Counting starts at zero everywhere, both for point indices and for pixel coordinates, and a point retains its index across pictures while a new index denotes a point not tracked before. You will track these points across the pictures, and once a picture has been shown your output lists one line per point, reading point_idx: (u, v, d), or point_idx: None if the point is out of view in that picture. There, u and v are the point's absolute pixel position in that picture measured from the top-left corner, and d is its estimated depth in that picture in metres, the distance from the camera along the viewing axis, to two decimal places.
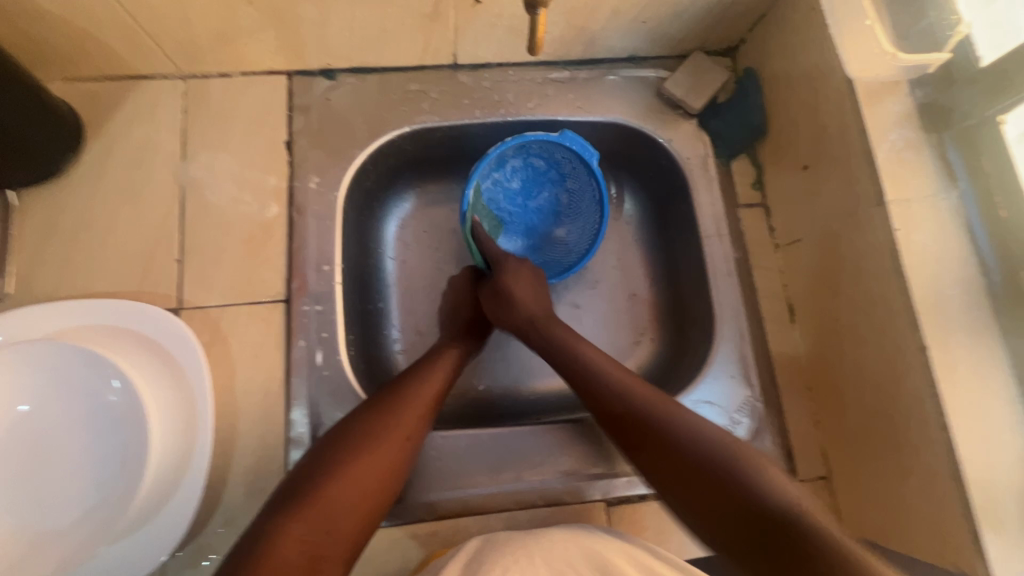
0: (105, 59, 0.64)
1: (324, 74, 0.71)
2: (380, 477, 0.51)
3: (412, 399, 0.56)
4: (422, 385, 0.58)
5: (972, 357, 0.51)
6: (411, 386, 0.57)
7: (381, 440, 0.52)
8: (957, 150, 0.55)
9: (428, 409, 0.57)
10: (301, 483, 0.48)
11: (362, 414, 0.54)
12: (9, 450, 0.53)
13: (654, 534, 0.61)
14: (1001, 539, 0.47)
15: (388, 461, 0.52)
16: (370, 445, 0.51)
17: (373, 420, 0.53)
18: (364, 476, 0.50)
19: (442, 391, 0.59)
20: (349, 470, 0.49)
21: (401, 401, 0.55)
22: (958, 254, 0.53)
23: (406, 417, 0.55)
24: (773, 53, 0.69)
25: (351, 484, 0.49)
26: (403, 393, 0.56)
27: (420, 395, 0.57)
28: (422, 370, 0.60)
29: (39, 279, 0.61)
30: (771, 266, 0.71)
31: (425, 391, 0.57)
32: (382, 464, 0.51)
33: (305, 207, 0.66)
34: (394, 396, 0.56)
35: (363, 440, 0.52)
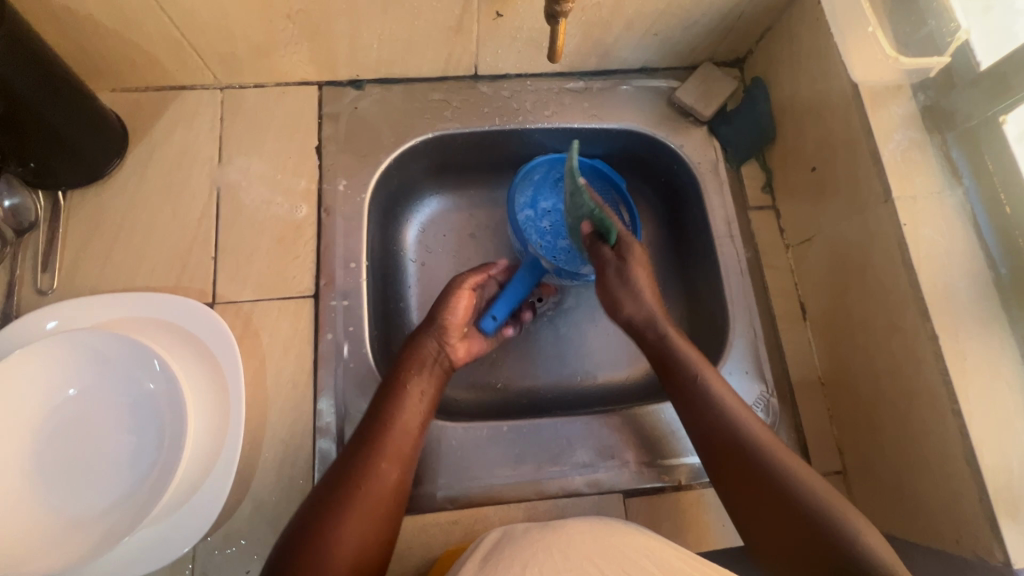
0: (151, 70, 0.69)
1: (353, 84, 0.75)
2: (368, 532, 0.50)
3: (385, 445, 0.54)
4: (394, 424, 0.56)
5: (983, 347, 0.52)
6: (381, 428, 0.55)
7: (360, 496, 0.51)
8: (960, 149, 0.57)
9: (403, 448, 0.55)
10: (288, 559, 0.48)
11: (336, 472, 0.53)
12: (54, 432, 0.55)
13: (671, 526, 0.62)
14: (1018, 525, 0.48)
15: (374, 513, 0.51)
16: (350, 504, 0.50)
17: (348, 477, 0.52)
18: (352, 538, 0.49)
19: (417, 421, 0.58)
20: (335, 536, 0.49)
21: (372, 450, 0.54)
22: (965, 248, 0.55)
23: (383, 464, 0.53)
24: (780, 63, 0.72)
25: (339, 548, 0.48)
26: (371, 440, 0.54)
27: (392, 436, 0.55)
28: (390, 405, 0.57)
29: (82, 274, 0.65)
30: (782, 265, 0.72)
31: (395, 429, 0.56)
32: (367, 520, 0.51)
33: (334, 208, 0.70)
34: (366, 446, 0.54)
35: (342, 500, 0.51)
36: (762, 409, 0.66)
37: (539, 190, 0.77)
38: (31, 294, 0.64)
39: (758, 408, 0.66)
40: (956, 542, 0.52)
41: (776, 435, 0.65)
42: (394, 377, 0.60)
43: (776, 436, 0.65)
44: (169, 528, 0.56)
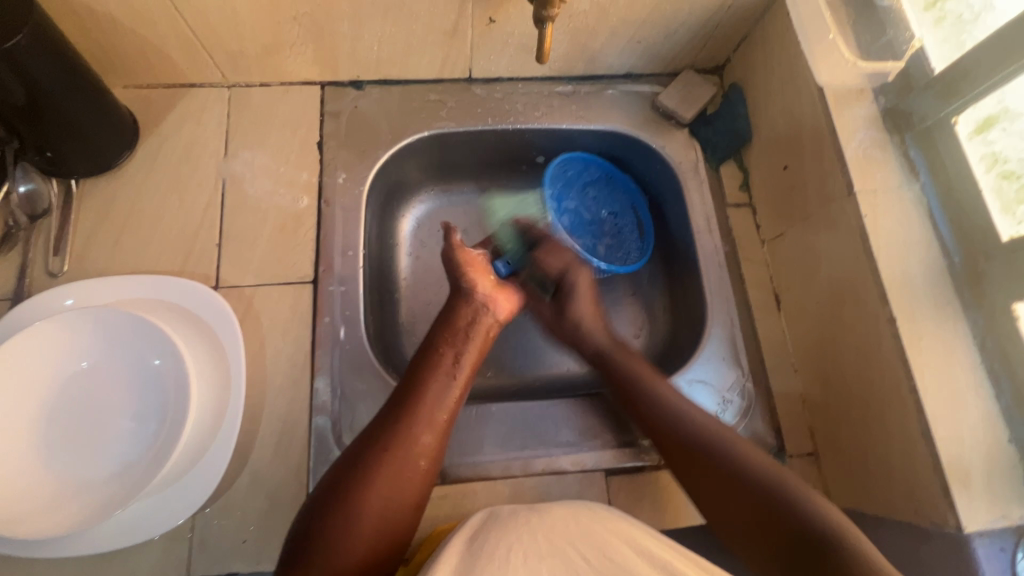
0: (162, 67, 0.73)
1: (353, 85, 0.79)
2: (397, 493, 0.53)
3: (421, 413, 0.57)
4: (431, 395, 0.58)
5: (938, 329, 0.56)
6: (419, 397, 0.58)
7: (394, 458, 0.54)
8: (917, 148, 0.62)
9: (440, 419, 0.58)
10: (324, 502, 0.52)
11: (374, 430, 0.56)
12: (67, 401, 0.58)
13: (651, 503, 0.65)
14: (968, 493, 0.51)
15: (405, 477, 0.54)
16: (384, 467, 0.53)
17: (385, 439, 0.55)
18: (381, 495, 0.52)
19: (454, 397, 0.60)
20: (367, 490, 0.52)
21: (409, 416, 0.56)
22: (922, 238, 0.59)
23: (418, 432, 0.56)
24: (756, 69, 0.77)
25: (369, 502, 0.52)
26: (408, 407, 0.57)
27: (429, 406, 0.58)
28: (428, 375, 0.60)
29: (92, 257, 0.68)
30: (758, 259, 0.76)
31: (434, 401, 0.58)
32: (398, 482, 0.53)
33: (333, 199, 0.73)
34: (404, 412, 0.57)
35: (377, 458, 0.54)
36: (738, 393, 0.69)
37: (567, 188, 0.85)
38: (42, 276, 0.67)
39: (735, 393, 0.69)
40: (915, 512, 0.55)
41: (751, 417, 0.69)
42: (435, 348, 0.63)
43: (751, 419, 0.69)
44: (172, 496, 0.58)
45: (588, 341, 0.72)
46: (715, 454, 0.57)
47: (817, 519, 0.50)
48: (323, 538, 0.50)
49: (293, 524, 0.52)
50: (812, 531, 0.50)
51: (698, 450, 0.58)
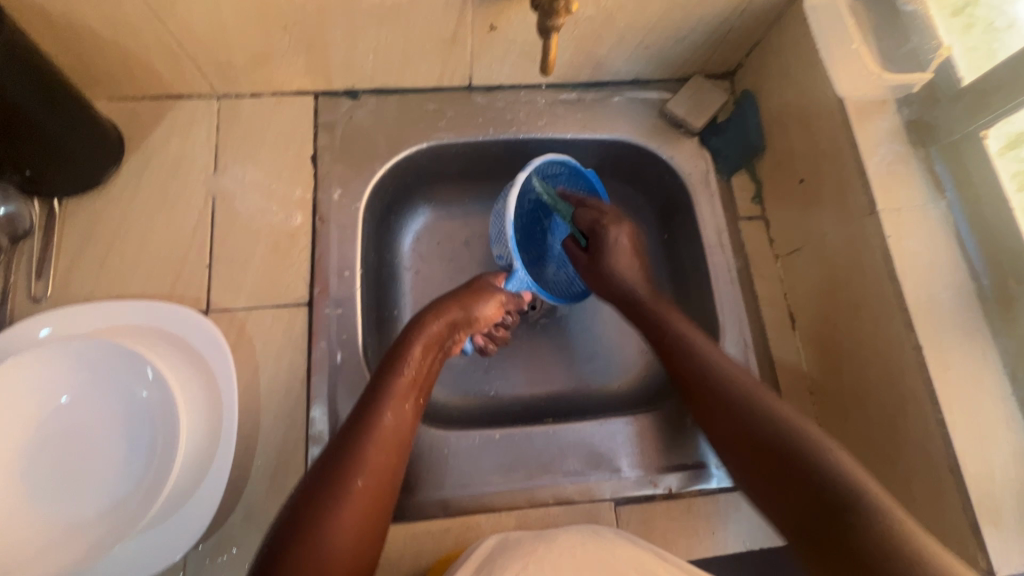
0: (148, 79, 0.69)
1: (348, 95, 0.76)
2: (355, 534, 0.48)
3: (371, 441, 0.51)
4: (379, 420, 0.53)
5: (967, 357, 0.53)
6: (366, 426, 0.52)
7: (349, 497, 0.48)
8: (943, 163, 0.58)
9: (392, 442, 0.53)
10: (269, 568, 0.45)
11: (319, 472, 0.50)
12: (48, 440, 0.55)
13: (662, 535, 0.62)
14: (1000, 533, 0.49)
15: (362, 516, 0.48)
16: (344, 497, 0.48)
17: (333, 478, 0.49)
18: (345, 527, 0.47)
19: (405, 417, 0.55)
20: (328, 525, 0.46)
21: (358, 447, 0.51)
22: (950, 260, 0.56)
23: (370, 462, 0.51)
24: (770, 75, 0.73)
25: (329, 547, 0.46)
26: (355, 437, 0.52)
27: (378, 433, 0.52)
28: (378, 399, 0.54)
29: (77, 281, 0.65)
30: (771, 275, 0.74)
31: (385, 423, 0.53)
32: (355, 523, 0.48)
33: (328, 216, 0.70)
34: (348, 446, 0.51)
35: (328, 503, 0.47)
36: None
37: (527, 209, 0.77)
38: (25, 302, 0.64)
39: None
40: None
41: None
42: (386, 368, 0.58)
43: None
44: (160, 537, 0.55)
45: (620, 288, 0.68)
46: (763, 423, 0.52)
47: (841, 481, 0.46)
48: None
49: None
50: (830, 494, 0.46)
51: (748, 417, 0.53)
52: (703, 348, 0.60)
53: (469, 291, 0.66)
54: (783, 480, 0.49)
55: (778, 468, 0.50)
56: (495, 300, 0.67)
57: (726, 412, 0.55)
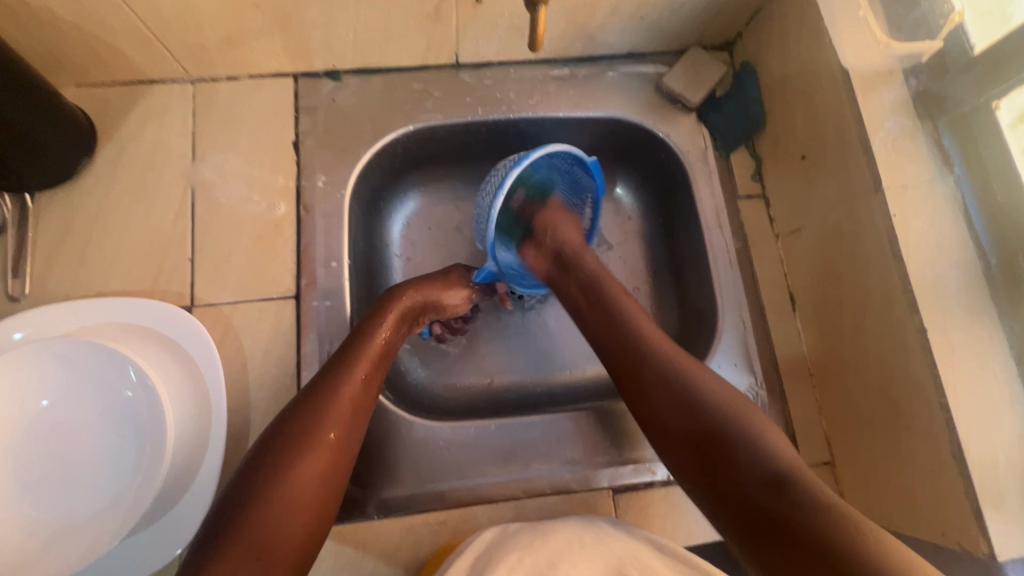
0: (117, 63, 0.66)
1: (329, 75, 0.72)
2: (318, 484, 0.47)
3: (340, 393, 0.52)
4: (349, 376, 0.54)
5: (972, 340, 0.52)
6: (339, 377, 0.53)
7: (315, 446, 0.48)
8: (952, 136, 0.56)
9: (361, 396, 0.53)
10: (226, 508, 0.44)
11: (288, 420, 0.50)
12: (31, 444, 0.54)
13: (661, 521, 0.62)
14: (1003, 517, 0.48)
15: (327, 466, 0.48)
16: (307, 447, 0.48)
17: (303, 426, 0.49)
18: (305, 476, 0.47)
19: (374, 375, 0.56)
20: (290, 473, 0.46)
21: (329, 398, 0.51)
22: (956, 239, 0.54)
23: (340, 413, 0.51)
24: (770, 46, 0.70)
25: (288, 494, 0.45)
26: (324, 388, 0.52)
27: (348, 388, 0.53)
28: (351, 354, 0.56)
29: (55, 279, 0.63)
30: (771, 255, 0.72)
31: (356, 378, 0.54)
32: (320, 474, 0.48)
33: (313, 205, 0.68)
34: (321, 397, 0.51)
35: (296, 450, 0.47)
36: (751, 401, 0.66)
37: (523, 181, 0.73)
38: (4, 301, 0.62)
39: None
40: (943, 534, 0.52)
41: None
42: (360, 329, 0.59)
43: None
44: (155, 536, 0.55)
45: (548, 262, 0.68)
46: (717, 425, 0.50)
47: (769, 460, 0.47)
48: (231, 552, 0.42)
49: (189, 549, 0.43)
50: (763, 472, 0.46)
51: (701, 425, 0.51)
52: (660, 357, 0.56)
53: (449, 278, 0.68)
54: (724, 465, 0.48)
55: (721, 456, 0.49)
56: (467, 291, 0.69)
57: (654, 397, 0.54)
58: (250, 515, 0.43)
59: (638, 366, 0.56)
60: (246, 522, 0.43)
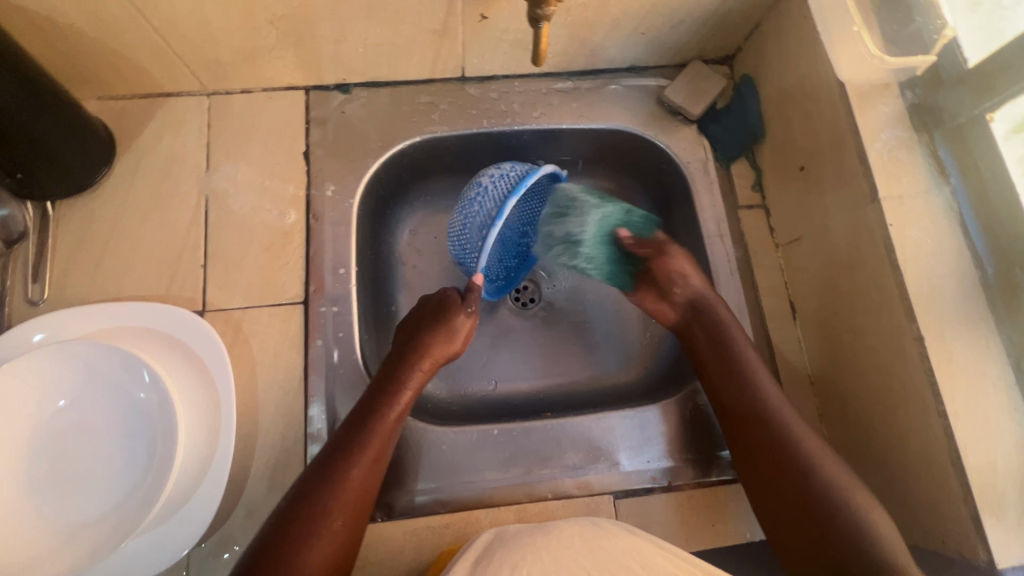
0: (136, 77, 0.68)
1: (339, 88, 0.75)
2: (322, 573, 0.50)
3: (344, 485, 0.53)
4: (362, 455, 0.55)
5: (969, 348, 0.52)
6: (351, 457, 0.55)
7: (319, 538, 0.50)
8: (947, 147, 0.57)
9: (366, 484, 0.55)
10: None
11: (293, 512, 0.51)
12: (47, 444, 0.56)
13: (662, 527, 0.62)
14: (1002, 524, 0.48)
15: (331, 555, 0.51)
16: (317, 528, 0.51)
17: (314, 508, 0.51)
18: (315, 559, 0.50)
19: (386, 452, 0.57)
20: (301, 555, 0.49)
21: (341, 478, 0.53)
22: (953, 247, 0.55)
23: (344, 502, 0.53)
24: (769, 60, 0.72)
25: None
26: (336, 467, 0.54)
27: (356, 471, 0.54)
28: (355, 440, 0.56)
29: (73, 284, 0.65)
30: (772, 264, 0.73)
31: (360, 466, 0.55)
32: (325, 563, 0.50)
33: (322, 213, 0.70)
34: (333, 474, 0.54)
35: (301, 544, 0.50)
36: None
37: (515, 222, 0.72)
38: (23, 305, 0.64)
39: None
40: (943, 542, 0.52)
41: None
42: (364, 407, 0.59)
43: None
44: (164, 537, 0.56)
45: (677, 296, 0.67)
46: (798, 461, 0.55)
47: (835, 493, 0.53)
48: None
49: None
50: (825, 502, 0.53)
51: (784, 451, 0.56)
52: (753, 370, 0.62)
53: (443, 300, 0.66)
54: (795, 494, 0.54)
55: (781, 482, 0.55)
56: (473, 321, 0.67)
57: (749, 441, 0.59)
58: None
59: (728, 407, 0.61)
60: None
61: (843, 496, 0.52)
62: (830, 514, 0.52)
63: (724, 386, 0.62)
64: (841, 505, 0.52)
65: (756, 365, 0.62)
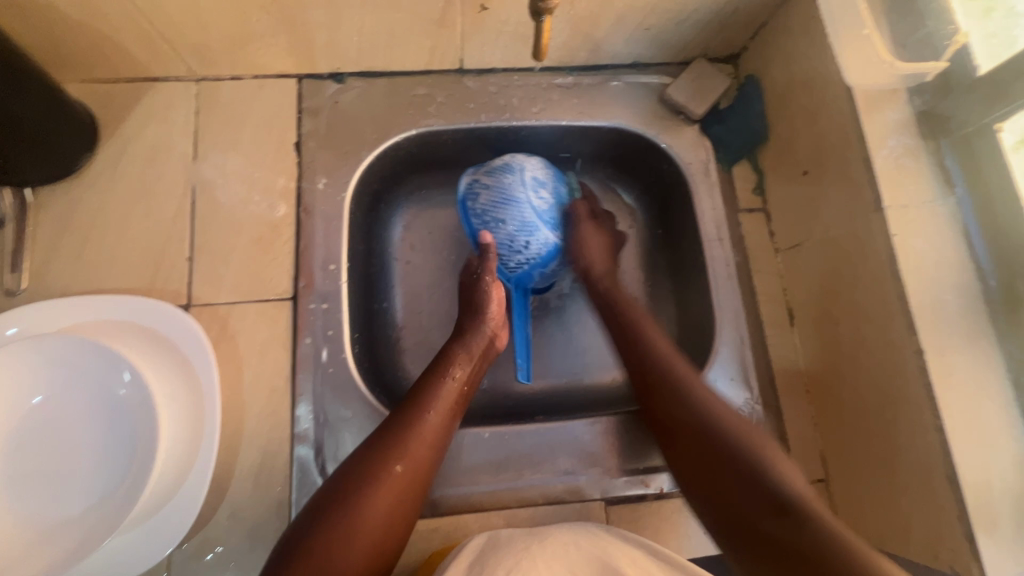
0: (121, 60, 0.66)
1: (334, 77, 0.72)
2: (388, 520, 0.50)
3: (414, 438, 0.53)
4: (434, 407, 0.56)
5: (969, 362, 0.51)
6: (423, 409, 0.56)
7: (383, 485, 0.50)
8: (953, 156, 0.56)
9: (434, 442, 0.55)
10: (320, 516, 0.48)
11: (361, 459, 0.52)
12: (22, 442, 0.54)
13: (653, 534, 0.62)
14: (995, 541, 0.48)
15: (391, 505, 0.50)
16: (387, 473, 0.51)
17: (389, 450, 0.52)
18: (385, 503, 0.50)
19: (454, 414, 0.58)
20: (372, 497, 0.49)
21: (416, 428, 0.54)
22: (957, 259, 0.54)
23: (411, 454, 0.53)
24: (775, 59, 0.70)
25: (365, 518, 0.48)
26: (410, 417, 0.55)
27: (429, 424, 0.55)
28: (424, 397, 0.57)
29: (52, 275, 0.63)
30: (771, 269, 0.71)
31: (427, 422, 0.55)
32: (386, 510, 0.50)
33: (313, 207, 0.68)
34: (408, 423, 0.54)
35: (367, 488, 0.50)
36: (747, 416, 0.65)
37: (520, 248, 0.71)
38: None
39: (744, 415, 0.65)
40: (935, 556, 0.52)
41: None
42: (432, 370, 0.60)
43: None
44: (143, 538, 0.55)
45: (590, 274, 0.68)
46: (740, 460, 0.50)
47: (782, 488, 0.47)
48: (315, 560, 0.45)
49: (280, 546, 0.47)
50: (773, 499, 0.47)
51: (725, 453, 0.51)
52: (688, 382, 0.58)
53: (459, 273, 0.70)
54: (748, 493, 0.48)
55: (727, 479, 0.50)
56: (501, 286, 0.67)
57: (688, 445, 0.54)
58: (335, 525, 0.47)
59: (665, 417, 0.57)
60: (332, 531, 0.47)
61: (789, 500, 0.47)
62: (784, 516, 0.45)
63: (664, 384, 0.58)
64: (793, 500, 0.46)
65: (670, 355, 0.61)
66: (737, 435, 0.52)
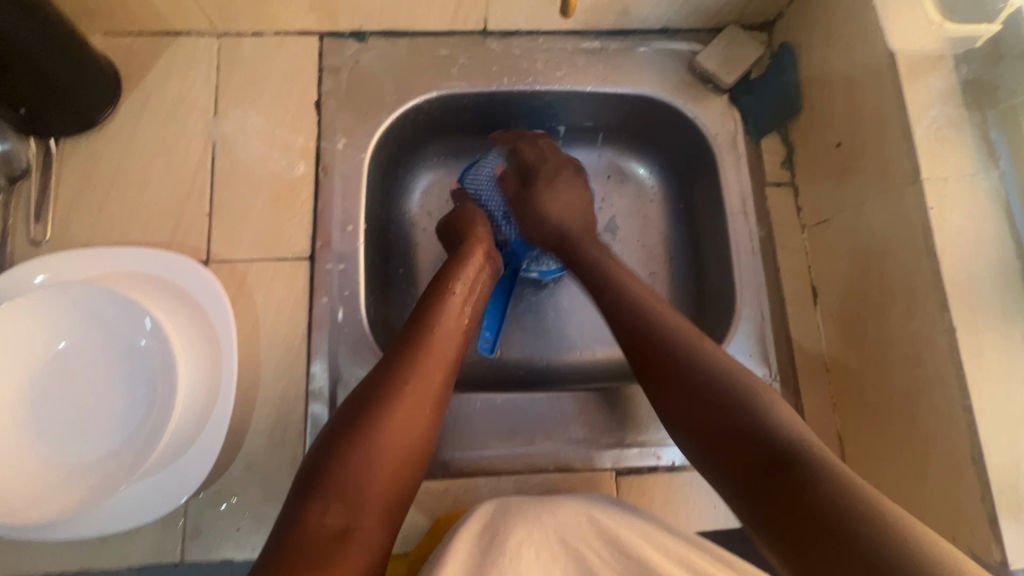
0: (143, 11, 0.65)
1: (355, 36, 0.71)
2: (406, 438, 0.50)
3: (424, 359, 0.54)
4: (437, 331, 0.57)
5: (1003, 342, 0.49)
6: (426, 334, 0.56)
7: (401, 399, 0.51)
8: (1000, 129, 0.53)
9: (445, 361, 0.55)
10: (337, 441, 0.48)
11: (371, 385, 0.52)
12: (48, 385, 0.56)
13: (663, 505, 0.62)
14: (1018, 523, 0.46)
15: (409, 427, 0.50)
16: (397, 397, 0.51)
17: (396, 375, 0.52)
18: (400, 423, 0.50)
19: (458, 334, 0.58)
20: (386, 419, 0.50)
21: (422, 350, 0.55)
22: (996, 236, 0.51)
23: (421, 374, 0.53)
24: (813, 25, 0.67)
25: (384, 439, 0.49)
26: (415, 344, 0.55)
27: (434, 348, 0.55)
28: (428, 320, 0.57)
29: (76, 226, 0.63)
30: (796, 246, 0.69)
31: (434, 343, 0.56)
32: (402, 431, 0.50)
33: (332, 166, 0.67)
34: (413, 349, 0.55)
35: (380, 410, 0.50)
36: None
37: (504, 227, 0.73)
38: (26, 245, 0.63)
39: None
40: (953, 538, 0.51)
41: None
42: (432, 297, 0.60)
43: None
44: (162, 484, 0.56)
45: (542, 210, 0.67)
46: (744, 410, 0.47)
47: (786, 440, 0.44)
48: (335, 484, 0.46)
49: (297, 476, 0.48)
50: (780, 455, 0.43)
51: (720, 401, 0.48)
52: (694, 345, 0.52)
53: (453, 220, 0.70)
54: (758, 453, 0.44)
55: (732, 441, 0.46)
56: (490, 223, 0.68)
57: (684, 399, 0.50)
58: (353, 444, 0.48)
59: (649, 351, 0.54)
60: (352, 450, 0.47)
61: (798, 437, 0.44)
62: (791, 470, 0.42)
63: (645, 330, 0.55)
64: (805, 447, 0.43)
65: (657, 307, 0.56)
66: (711, 368, 0.50)
